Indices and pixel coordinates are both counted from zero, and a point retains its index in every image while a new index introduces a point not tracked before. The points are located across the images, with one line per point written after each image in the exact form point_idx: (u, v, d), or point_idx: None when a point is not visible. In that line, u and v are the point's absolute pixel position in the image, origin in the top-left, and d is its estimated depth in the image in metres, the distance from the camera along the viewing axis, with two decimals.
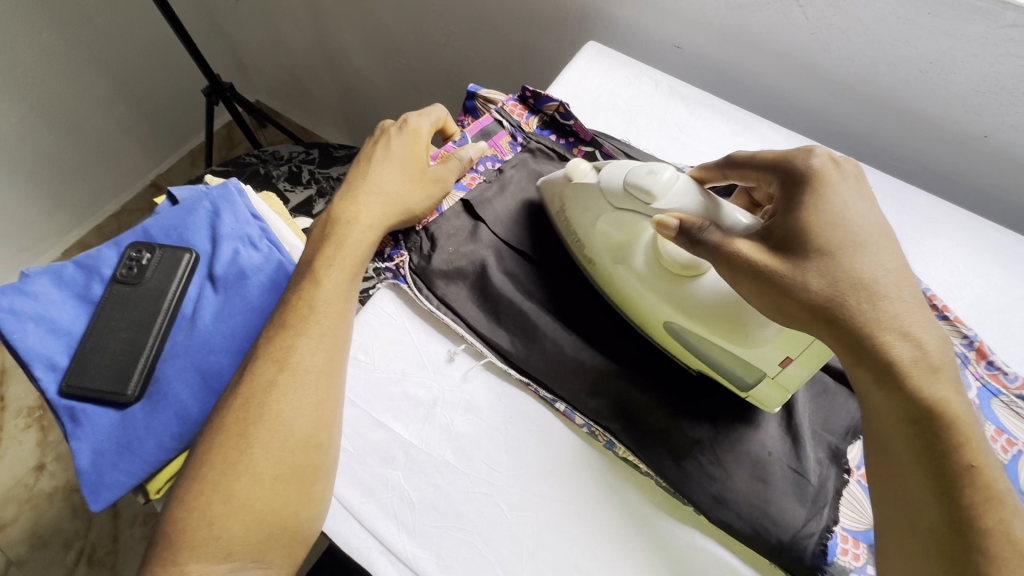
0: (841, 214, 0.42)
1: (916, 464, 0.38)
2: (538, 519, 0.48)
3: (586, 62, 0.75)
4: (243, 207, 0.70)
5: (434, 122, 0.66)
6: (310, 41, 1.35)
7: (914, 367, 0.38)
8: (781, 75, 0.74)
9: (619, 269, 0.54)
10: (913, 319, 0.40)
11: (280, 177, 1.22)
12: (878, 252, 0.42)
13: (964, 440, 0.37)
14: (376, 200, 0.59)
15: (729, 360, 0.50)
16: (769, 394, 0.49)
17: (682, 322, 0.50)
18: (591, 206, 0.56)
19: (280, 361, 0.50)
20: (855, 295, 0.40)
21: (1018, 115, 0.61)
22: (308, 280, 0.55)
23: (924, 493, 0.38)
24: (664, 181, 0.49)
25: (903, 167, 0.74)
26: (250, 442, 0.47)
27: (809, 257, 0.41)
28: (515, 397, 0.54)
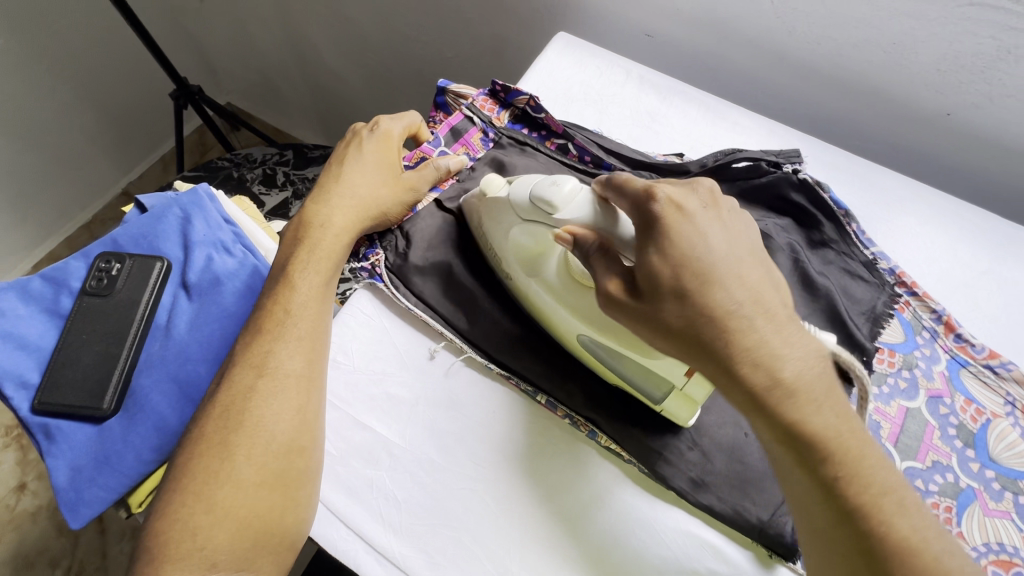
0: (687, 247, 0.39)
1: (800, 475, 0.38)
2: (524, 511, 0.49)
3: (556, 54, 0.75)
4: (214, 212, 0.69)
5: (408, 126, 0.66)
6: (279, 40, 1.33)
7: (771, 398, 0.37)
8: (749, 59, 0.75)
9: (532, 282, 0.54)
10: (768, 349, 0.38)
11: (255, 180, 1.20)
12: (731, 284, 0.39)
13: (836, 449, 0.37)
14: (347, 203, 0.58)
15: (638, 372, 0.49)
16: (679, 408, 0.49)
17: (592, 334, 0.50)
18: (502, 220, 0.55)
19: (258, 366, 0.50)
20: (707, 330, 0.38)
21: (978, 92, 0.63)
22: (282, 285, 0.54)
23: (810, 498, 0.38)
24: (566, 193, 0.49)
25: (871, 147, 0.76)
26: (232, 450, 0.46)
27: (663, 292, 0.39)
28: (497, 391, 0.54)
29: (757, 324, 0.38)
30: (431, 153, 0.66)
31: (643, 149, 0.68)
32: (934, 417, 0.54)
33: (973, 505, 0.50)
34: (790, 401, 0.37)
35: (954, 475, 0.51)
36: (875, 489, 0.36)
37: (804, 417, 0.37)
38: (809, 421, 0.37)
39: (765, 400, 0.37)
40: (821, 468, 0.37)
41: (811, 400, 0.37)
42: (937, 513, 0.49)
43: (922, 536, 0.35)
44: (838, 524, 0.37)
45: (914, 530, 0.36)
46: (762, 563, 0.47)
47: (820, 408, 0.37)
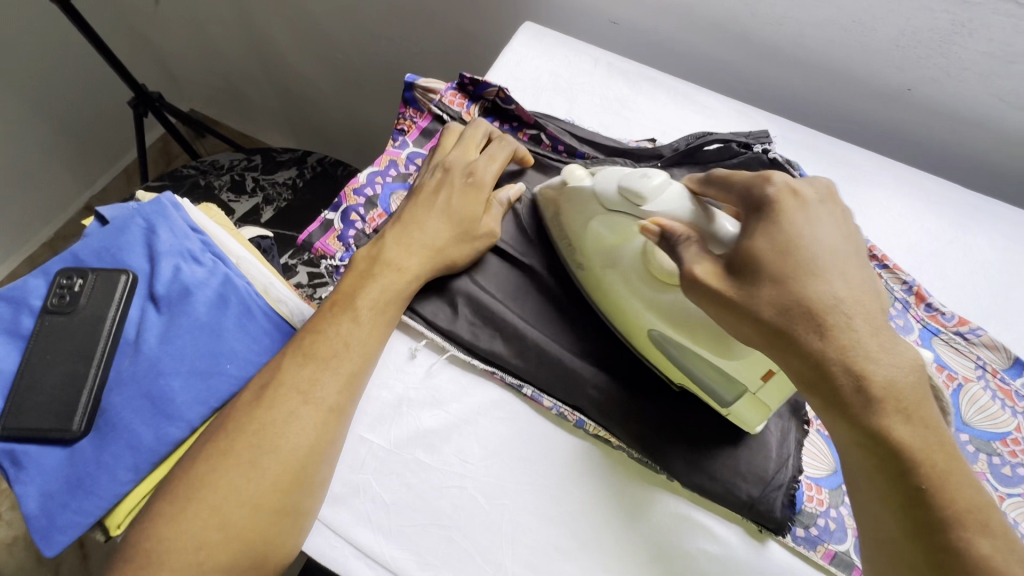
0: (791, 241, 0.38)
1: (877, 481, 0.36)
2: (515, 506, 0.48)
3: (523, 45, 0.74)
4: (180, 221, 0.67)
5: (500, 168, 0.60)
6: (242, 43, 1.29)
7: (855, 400, 0.35)
8: (715, 44, 0.75)
9: (608, 273, 0.52)
10: (864, 350, 0.35)
11: (223, 187, 1.17)
12: (836, 276, 0.37)
13: (916, 462, 0.35)
14: (423, 253, 0.54)
15: (708, 373, 0.46)
16: (748, 413, 0.47)
17: (665, 330, 0.47)
18: (584, 209, 0.53)
19: (303, 393, 0.47)
20: (801, 324, 0.36)
21: (937, 66, 0.64)
22: (348, 319, 0.51)
23: (883, 507, 0.36)
24: (656, 185, 0.47)
25: (836, 125, 0.77)
26: (260, 470, 0.44)
27: (761, 279, 0.37)
28: (481, 387, 0.53)
29: (855, 323, 0.36)
30: (399, 155, 0.64)
31: (615, 137, 0.68)
32: None
33: None
34: (876, 407, 0.35)
35: None
36: (960, 505, 0.34)
37: (891, 424, 0.35)
38: (896, 430, 0.35)
39: (846, 399, 0.35)
40: (904, 480, 0.35)
41: (899, 408, 0.35)
42: None
43: (1006, 558, 0.33)
44: (911, 538, 0.35)
45: (997, 549, 0.34)
46: (752, 537, 0.48)
47: (907, 417, 0.35)
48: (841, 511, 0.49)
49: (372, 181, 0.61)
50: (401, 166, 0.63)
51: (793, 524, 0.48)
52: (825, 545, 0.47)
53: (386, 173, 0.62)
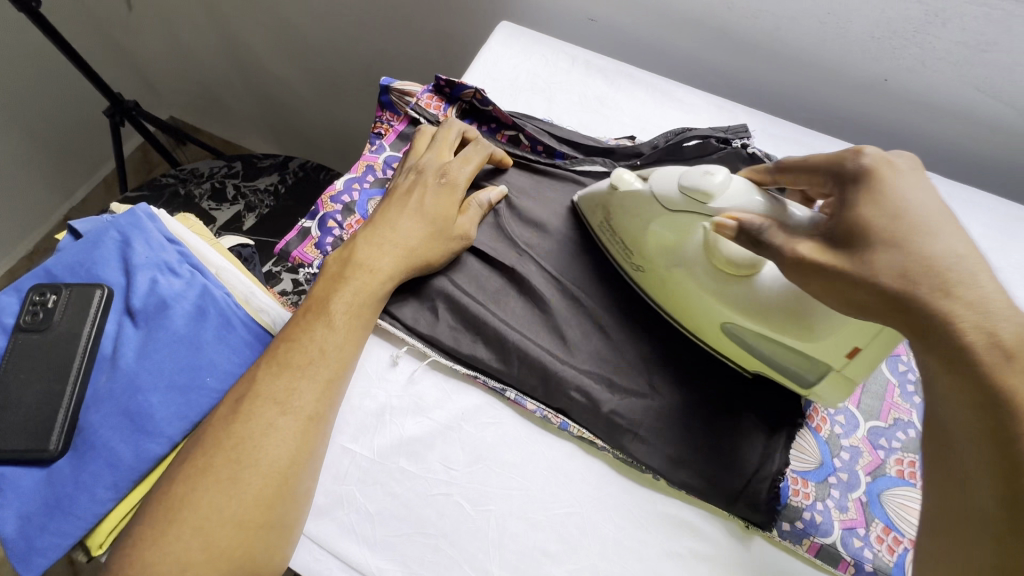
0: (900, 207, 0.38)
1: (979, 443, 0.33)
2: (501, 511, 0.48)
3: (500, 45, 0.74)
4: (155, 232, 0.66)
5: (475, 169, 0.59)
6: (220, 48, 1.28)
7: (987, 354, 0.33)
8: (692, 39, 0.75)
9: (674, 271, 0.51)
10: (994, 307, 0.34)
11: (204, 196, 1.15)
12: (952, 237, 0.37)
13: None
14: (397, 254, 0.54)
15: (788, 357, 0.47)
16: (832, 393, 0.47)
17: (742, 322, 0.47)
18: (640, 213, 0.52)
19: (280, 403, 0.47)
20: (924, 282, 0.35)
21: (912, 56, 0.65)
22: (322, 325, 0.50)
23: (979, 472, 0.33)
24: (720, 182, 0.47)
25: (813, 118, 0.77)
26: (240, 486, 0.44)
27: (870, 244, 0.38)
28: (465, 391, 0.53)
29: (981, 278, 0.35)
30: (376, 160, 0.63)
31: (594, 135, 0.67)
32: (893, 375, 0.56)
33: None
34: (1008, 362, 0.32)
35: (916, 431, 0.53)
36: None
37: (1015, 384, 0.32)
38: (1019, 392, 0.32)
39: (973, 352, 0.33)
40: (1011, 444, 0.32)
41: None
42: (900, 469, 0.51)
43: None
44: (1006, 508, 0.32)
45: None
46: (738, 533, 0.48)
47: None
48: (826, 503, 0.49)
49: (349, 188, 0.60)
50: (378, 171, 0.62)
51: (778, 519, 0.48)
52: (811, 538, 0.47)
53: (364, 179, 0.61)
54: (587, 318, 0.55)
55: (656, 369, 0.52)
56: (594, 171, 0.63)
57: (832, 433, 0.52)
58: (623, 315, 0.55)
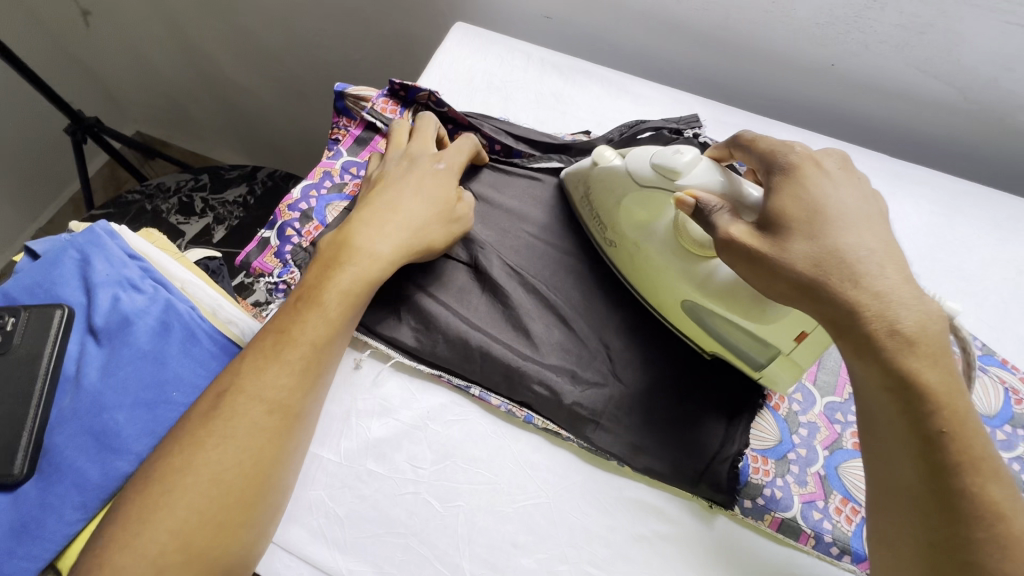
0: (819, 202, 0.41)
1: (897, 422, 0.36)
2: (470, 506, 0.48)
3: (456, 45, 0.74)
4: (116, 249, 0.66)
5: (467, 158, 0.60)
6: (182, 60, 1.26)
7: (888, 341, 0.36)
8: (646, 32, 0.76)
9: (643, 245, 0.54)
10: (897, 296, 0.37)
11: (171, 210, 1.14)
12: (861, 232, 0.39)
13: (937, 406, 0.35)
14: (399, 240, 0.53)
15: (739, 336, 0.49)
16: (780, 374, 0.48)
17: (698, 298, 0.50)
18: (615, 189, 0.55)
19: (269, 401, 0.46)
20: (836, 275, 0.38)
21: (856, 40, 0.67)
22: (318, 318, 0.49)
23: (900, 450, 0.36)
24: (688, 161, 0.48)
25: (768, 105, 0.79)
26: (223, 485, 0.43)
27: (792, 234, 0.40)
28: (429, 391, 0.53)
29: (886, 271, 0.38)
30: (333, 166, 0.63)
31: (551, 131, 0.68)
32: None
33: None
34: (909, 350, 0.36)
35: None
36: (974, 452, 0.35)
37: (918, 367, 0.36)
38: (922, 374, 0.36)
39: (880, 343, 0.36)
40: (925, 423, 0.36)
41: (928, 351, 0.36)
42: (856, 442, 0.52)
43: (1013, 503, 0.35)
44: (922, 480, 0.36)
45: (1006, 498, 0.35)
46: (703, 514, 0.49)
47: (937, 362, 0.36)
48: (786, 479, 0.50)
49: (306, 195, 0.60)
50: (335, 177, 0.62)
51: (741, 497, 0.49)
52: (772, 514, 0.49)
53: (321, 186, 0.61)
54: (550, 311, 0.56)
55: (612, 357, 0.54)
56: (550, 167, 0.64)
57: (790, 412, 0.53)
58: (582, 308, 0.56)
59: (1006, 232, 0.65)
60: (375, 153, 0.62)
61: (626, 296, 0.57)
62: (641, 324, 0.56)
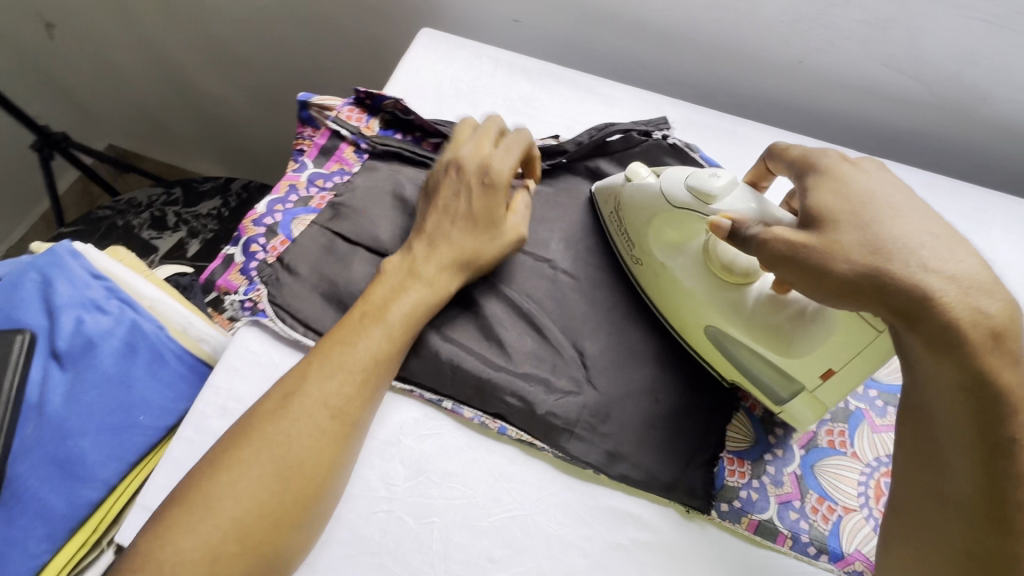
0: (865, 194, 0.40)
1: (964, 426, 0.36)
2: (445, 522, 0.48)
3: (423, 51, 0.73)
4: (79, 270, 0.64)
5: (518, 160, 0.55)
6: (151, 71, 1.24)
7: (976, 336, 0.35)
8: (615, 34, 0.76)
9: (672, 265, 0.53)
10: (970, 281, 0.36)
11: (143, 225, 1.12)
12: (915, 220, 0.38)
13: (1007, 411, 0.35)
14: (457, 257, 0.52)
15: (764, 369, 0.49)
16: (803, 411, 0.49)
17: (724, 327, 0.49)
18: (644, 207, 0.54)
19: (335, 407, 0.45)
20: (896, 258, 0.36)
21: (822, 37, 0.67)
22: (383, 332, 0.49)
23: (963, 456, 0.36)
24: (722, 186, 0.47)
25: (737, 103, 0.79)
26: (285, 486, 0.43)
27: (840, 225, 0.39)
28: (401, 405, 0.52)
29: (949, 257, 0.36)
30: (299, 178, 0.61)
31: None
32: None
33: (863, 424, 0.53)
34: (991, 350, 0.35)
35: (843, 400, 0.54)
36: None
37: (996, 367, 0.35)
38: (999, 374, 0.35)
39: (968, 334, 0.35)
40: (995, 428, 0.35)
41: (1009, 351, 0.35)
42: (830, 439, 0.52)
43: None
44: (983, 485, 0.35)
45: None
46: (680, 519, 0.49)
47: (1012, 364, 0.35)
48: (762, 480, 0.50)
49: (271, 210, 0.58)
50: (301, 190, 0.60)
51: (716, 501, 0.49)
52: (749, 516, 0.49)
53: (287, 200, 0.59)
54: (524, 318, 0.55)
55: (588, 362, 0.53)
56: None
57: (766, 413, 0.53)
58: (555, 316, 0.56)
59: (972, 224, 0.65)
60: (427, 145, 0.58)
61: (597, 300, 0.57)
62: (613, 329, 0.55)
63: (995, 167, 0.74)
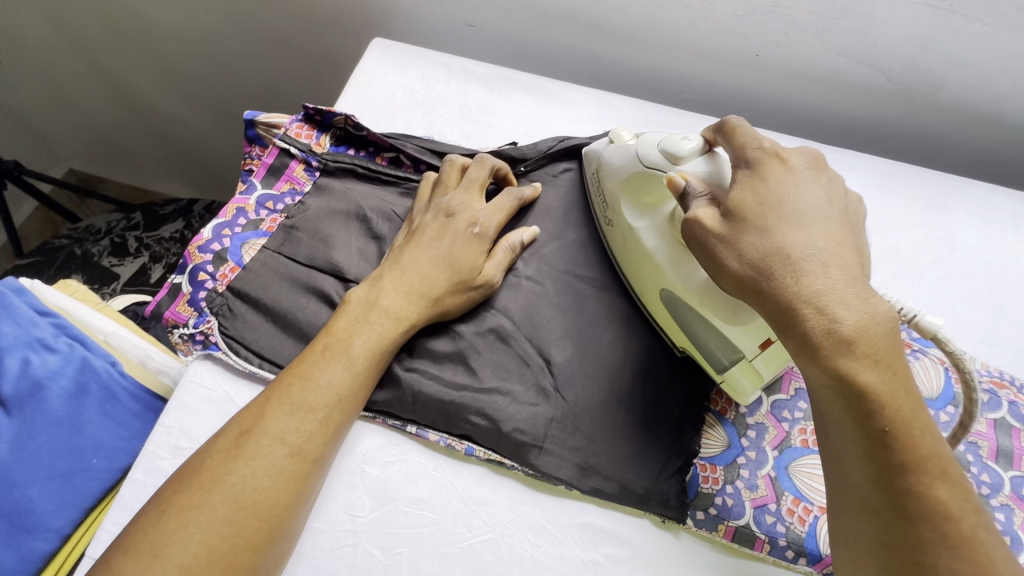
0: (777, 199, 0.39)
1: (843, 422, 0.35)
2: (414, 551, 0.46)
3: (374, 62, 0.72)
4: (23, 307, 0.60)
5: (506, 218, 0.56)
6: (104, 94, 1.20)
7: (826, 343, 0.35)
8: (571, 34, 0.75)
9: (634, 229, 0.52)
10: (837, 295, 0.35)
11: (103, 253, 1.08)
12: (812, 229, 0.38)
13: (882, 404, 0.34)
14: (423, 289, 0.50)
15: (705, 334, 0.47)
16: (740, 378, 0.47)
17: (676, 287, 0.48)
18: (618, 169, 0.53)
19: (292, 443, 0.42)
20: (779, 268, 0.37)
21: (775, 30, 0.66)
22: (345, 367, 0.46)
23: (849, 451, 0.35)
24: (689, 150, 0.47)
25: (701, 99, 0.78)
26: (237, 529, 0.39)
27: (746, 226, 0.39)
28: (363, 433, 0.50)
29: (831, 271, 0.36)
30: (247, 202, 0.59)
31: (477, 145, 0.66)
32: None
33: None
34: (847, 350, 0.34)
35: None
36: (921, 451, 0.33)
37: (856, 368, 0.34)
38: (861, 374, 0.34)
39: (816, 341, 0.35)
40: (870, 419, 0.34)
41: (868, 353, 0.34)
42: (805, 438, 0.51)
43: (962, 507, 0.33)
44: (874, 482, 0.34)
45: (955, 497, 0.33)
46: (655, 530, 0.48)
47: (877, 362, 0.34)
48: (736, 485, 0.49)
49: (219, 235, 0.56)
50: (250, 213, 0.58)
51: (691, 509, 0.48)
52: (726, 523, 0.47)
53: (234, 224, 0.57)
54: (488, 330, 0.53)
55: (553, 370, 0.52)
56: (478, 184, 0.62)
57: (738, 414, 0.52)
58: (522, 325, 0.53)
59: (936, 210, 0.65)
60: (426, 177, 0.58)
61: (564, 307, 0.54)
62: (580, 336, 0.53)
63: (956, 150, 0.74)
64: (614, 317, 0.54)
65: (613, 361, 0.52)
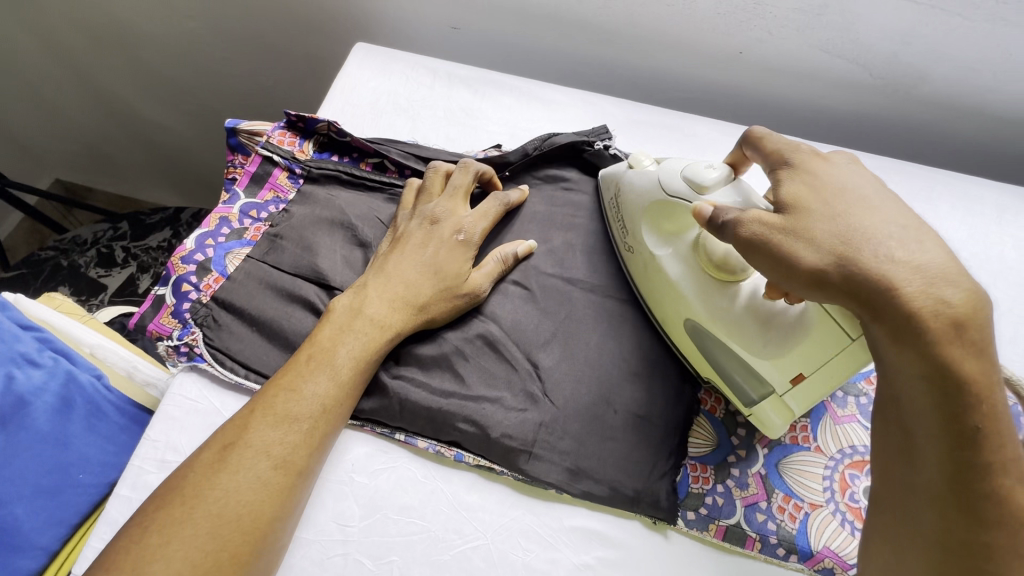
0: (835, 188, 0.39)
1: (926, 416, 0.34)
2: (405, 560, 0.46)
3: (357, 66, 0.71)
4: (6, 322, 0.58)
5: (491, 224, 0.55)
6: (87, 103, 1.19)
7: (936, 323, 0.33)
8: (555, 34, 0.75)
9: (658, 255, 0.51)
10: (942, 274, 0.34)
11: (90, 264, 1.07)
12: (885, 211, 0.37)
13: (977, 401, 0.33)
14: (409, 297, 0.50)
15: (735, 367, 0.48)
16: (771, 414, 0.47)
17: (702, 321, 0.47)
18: (641, 193, 0.52)
19: (275, 456, 0.42)
20: (865, 249, 0.35)
21: (758, 27, 0.66)
22: (328, 377, 0.46)
23: (927, 449, 0.34)
24: (712, 178, 0.47)
25: (686, 97, 0.78)
26: (222, 543, 0.39)
27: (811, 216, 0.38)
28: (351, 442, 0.50)
29: (923, 245, 0.35)
30: (230, 211, 0.58)
31: (462, 149, 0.66)
32: None
33: (824, 418, 0.52)
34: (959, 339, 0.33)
35: None
36: (1008, 453, 0.33)
37: (961, 359, 0.33)
38: (964, 365, 0.33)
39: (926, 322, 0.33)
40: (962, 417, 0.33)
41: (975, 341, 0.33)
42: (794, 436, 0.51)
43: None
44: (950, 480, 0.33)
45: None
46: (646, 531, 0.48)
47: (981, 354, 0.33)
48: (726, 485, 0.49)
49: (202, 245, 0.56)
50: (233, 223, 0.58)
51: (681, 509, 0.48)
52: (717, 522, 0.48)
53: (218, 233, 0.57)
54: (475, 335, 0.52)
55: (541, 373, 0.51)
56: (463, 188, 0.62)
57: (727, 413, 0.52)
58: (509, 329, 0.53)
59: (921, 203, 0.65)
60: (410, 181, 0.58)
61: (550, 310, 0.54)
62: (567, 338, 0.53)
63: (940, 143, 0.74)
64: (601, 319, 0.54)
65: (600, 363, 0.52)
